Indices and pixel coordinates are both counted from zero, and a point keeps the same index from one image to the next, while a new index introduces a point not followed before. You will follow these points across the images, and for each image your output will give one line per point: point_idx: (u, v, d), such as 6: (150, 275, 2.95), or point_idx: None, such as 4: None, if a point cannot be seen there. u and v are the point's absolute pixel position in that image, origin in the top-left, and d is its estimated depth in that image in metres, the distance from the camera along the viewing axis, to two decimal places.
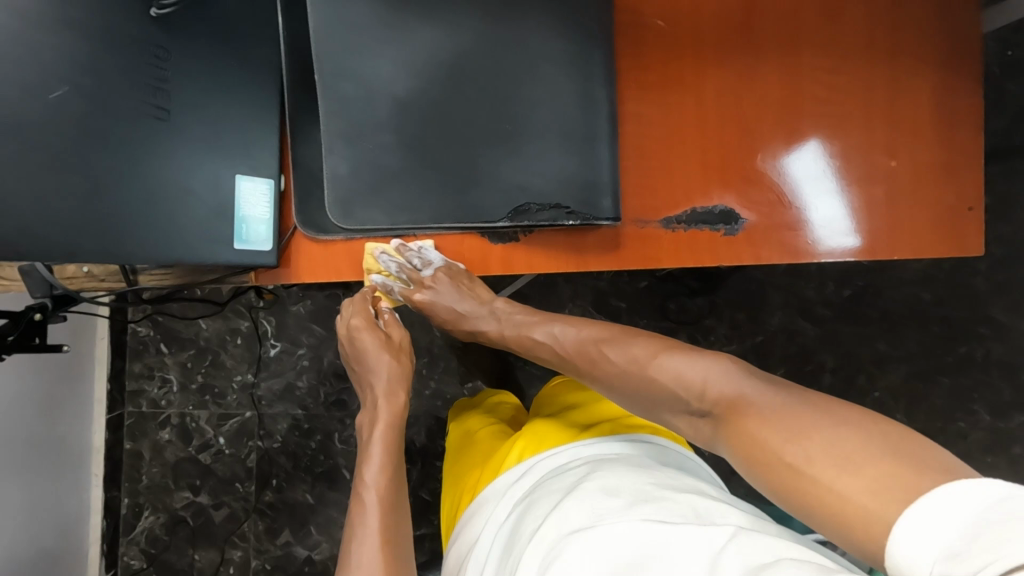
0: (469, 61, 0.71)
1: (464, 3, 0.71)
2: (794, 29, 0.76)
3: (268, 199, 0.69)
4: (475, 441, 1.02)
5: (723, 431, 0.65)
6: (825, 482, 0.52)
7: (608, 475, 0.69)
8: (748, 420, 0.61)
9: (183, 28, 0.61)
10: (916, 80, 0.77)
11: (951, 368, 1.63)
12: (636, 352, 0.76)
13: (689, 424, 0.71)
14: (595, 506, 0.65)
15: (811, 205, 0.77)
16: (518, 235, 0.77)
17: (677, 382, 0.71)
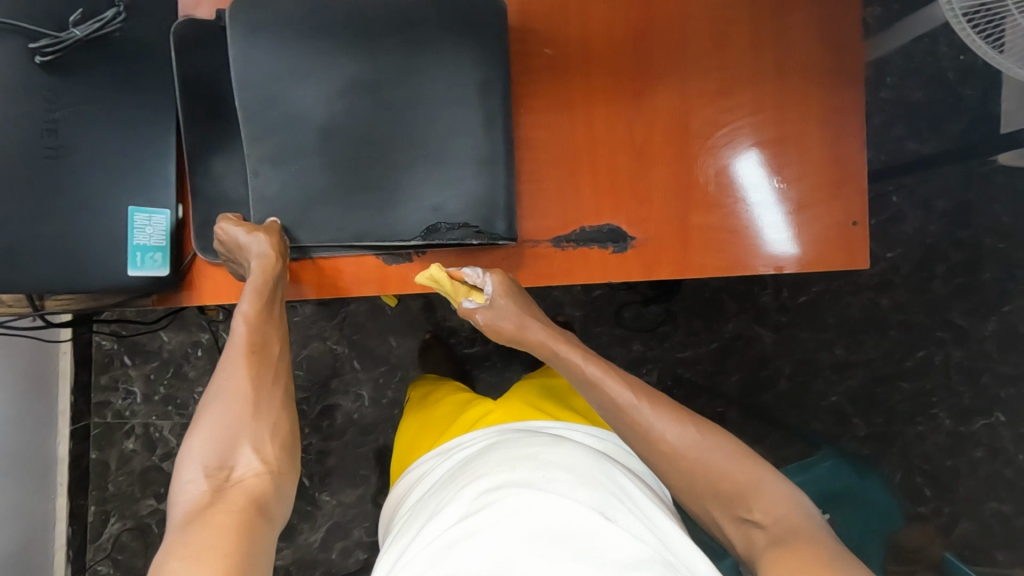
0: (384, 89, 0.75)
1: (374, 33, 0.74)
2: (682, 52, 0.78)
3: (166, 229, 0.70)
4: (436, 402, 1.06)
5: (766, 555, 0.63)
6: None
7: (565, 451, 0.74)
8: (802, 554, 0.60)
9: (71, 71, 0.66)
10: (810, 99, 0.78)
11: (910, 372, 1.63)
12: (711, 441, 0.72)
13: (738, 529, 0.69)
14: (547, 473, 0.70)
15: (757, 212, 0.79)
16: (412, 255, 0.79)
17: (746, 489, 0.69)
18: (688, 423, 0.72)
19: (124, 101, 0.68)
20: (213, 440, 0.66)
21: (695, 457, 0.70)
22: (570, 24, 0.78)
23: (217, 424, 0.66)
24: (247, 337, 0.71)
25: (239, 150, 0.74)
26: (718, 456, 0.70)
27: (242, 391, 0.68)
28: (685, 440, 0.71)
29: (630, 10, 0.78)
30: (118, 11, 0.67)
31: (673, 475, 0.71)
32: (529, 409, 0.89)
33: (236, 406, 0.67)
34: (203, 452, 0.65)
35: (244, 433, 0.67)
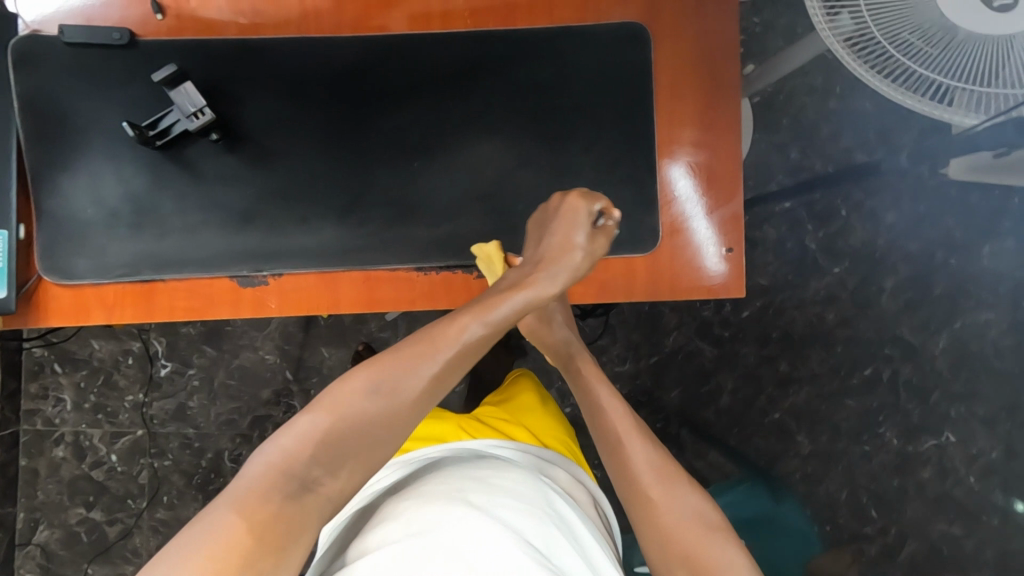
0: (331, 140, 0.76)
1: (325, 84, 0.76)
2: (557, 69, 0.76)
3: (4, 249, 0.69)
4: None
5: None
6: None
7: (523, 482, 0.65)
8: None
9: None
10: (684, 118, 0.76)
11: (856, 390, 1.58)
12: (694, 507, 0.69)
13: None
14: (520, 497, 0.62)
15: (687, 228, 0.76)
16: (268, 277, 0.75)
17: (715, 561, 0.65)
18: (687, 488, 0.70)
19: None
20: (335, 431, 0.56)
21: (675, 517, 0.68)
22: (435, 43, 0.75)
23: (354, 413, 0.57)
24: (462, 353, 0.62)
25: (84, 169, 0.72)
26: (698, 526, 0.67)
27: (408, 396, 0.59)
28: (671, 501, 0.69)
29: (499, 27, 0.76)
30: None
31: (647, 526, 0.68)
32: (475, 422, 0.82)
33: (382, 415, 0.58)
34: (310, 445, 0.55)
35: (354, 453, 0.56)
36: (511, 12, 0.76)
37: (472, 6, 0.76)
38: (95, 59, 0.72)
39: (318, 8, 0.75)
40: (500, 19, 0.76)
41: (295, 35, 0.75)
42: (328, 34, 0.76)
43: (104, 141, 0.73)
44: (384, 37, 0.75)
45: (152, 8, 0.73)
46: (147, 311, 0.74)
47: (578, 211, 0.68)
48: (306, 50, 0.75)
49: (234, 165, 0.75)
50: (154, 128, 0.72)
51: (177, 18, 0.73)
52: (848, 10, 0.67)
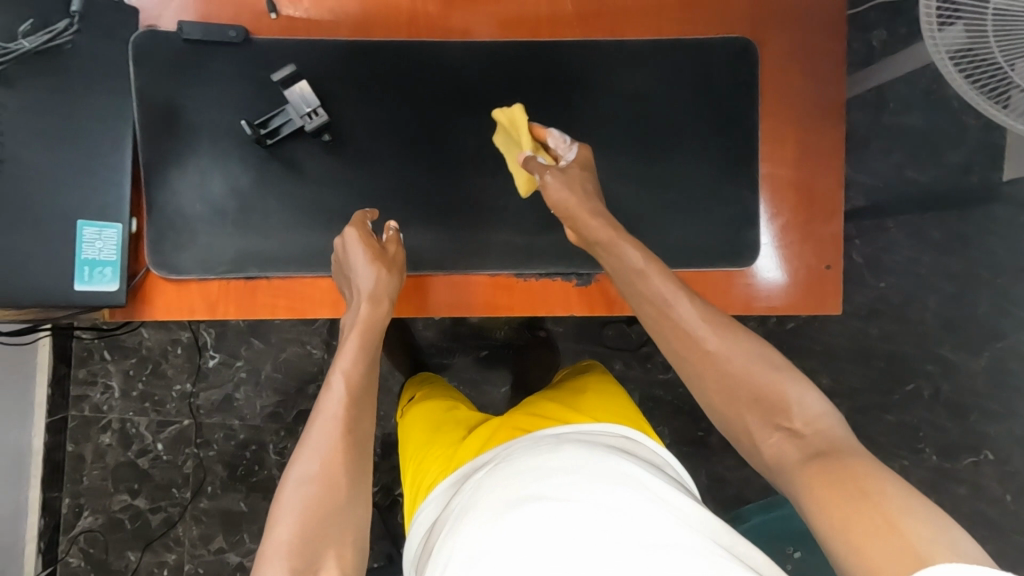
0: (417, 137, 0.75)
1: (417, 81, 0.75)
2: (663, 79, 0.76)
3: (117, 243, 0.69)
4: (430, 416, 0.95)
5: (807, 468, 0.56)
6: (886, 516, 0.49)
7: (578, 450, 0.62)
8: (856, 472, 0.53)
9: (25, 82, 0.63)
10: (787, 134, 0.76)
11: (896, 406, 1.51)
12: (755, 350, 0.65)
13: (776, 443, 0.61)
14: (570, 466, 0.59)
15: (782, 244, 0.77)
16: None
17: (788, 396, 0.62)
18: (741, 335, 0.66)
19: (76, 114, 0.66)
20: (301, 538, 0.58)
21: (737, 364, 0.64)
22: (544, 52, 0.76)
23: (303, 512, 0.59)
24: (346, 405, 0.66)
25: (193, 166, 0.72)
26: (760, 366, 0.64)
27: (328, 472, 0.61)
28: (728, 348, 0.65)
29: (603, 37, 0.76)
30: (72, 23, 0.65)
31: (711, 382, 0.65)
32: (536, 417, 0.81)
33: (325, 496, 0.60)
34: (288, 547, 0.57)
35: (321, 527, 0.59)
36: (620, 22, 0.76)
37: (579, 15, 0.76)
38: (210, 56, 0.72)
39: (426, 13, 0.75)
40: (608, 29, 0.76)
41: (401, 37, 0.75)
42: (438, 39, 0.75)
43: (216, 139, 0.73)
44: (472, 41, 0.75)
45: (267, 8, 0.73)
46: (249, 308, 0.74)
47: (352, 240, 0.69)
48: (398, 50, 0.75)
49: (339, 165, 0.74)
50: (264, 129, 0.72)
51: (290, 19, 0.74)
52: (964, 21, 0.66)
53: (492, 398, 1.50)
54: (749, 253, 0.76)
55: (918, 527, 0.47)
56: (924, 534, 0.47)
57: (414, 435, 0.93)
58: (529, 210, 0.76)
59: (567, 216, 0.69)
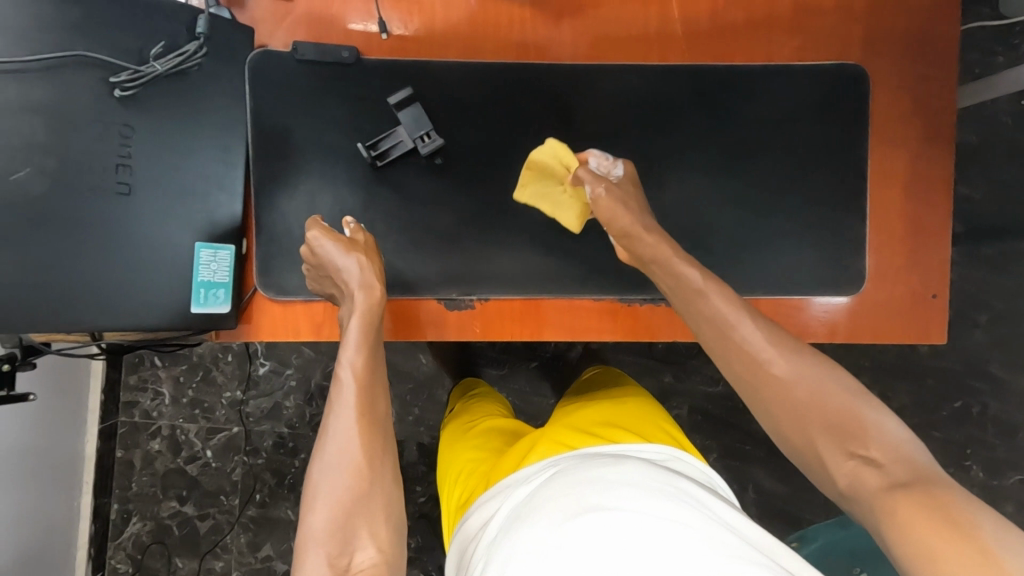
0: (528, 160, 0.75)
1: (529, 103, 0.74)
2: (773, 105, 0.76)
3: (230, 265, 0.68)
4: (472, 434, 0.92)
5: (886, 500, 0.53)
6: (981, 555, 0.45)
7: (641, 468, 0.59)
8: (944, 506, 0.49)
9: (151, 104, 0.62)
10: (895, 161, 0.76)
11: (945, 422, 1.45)
12: (828, 370, 0.60)
13: (851, 470, 0.56)
14: (625, 477, 0.57)
15: (886, 271, 0.76)
16: (474, 302, 0.75)
17: (863, 422, 0.57)
18: (808, 354, 0.62)
19: (196, 136, 0.65)
20: (337, 519, 0.64)
21: (805, 389, 0.60)
22: (655, 74, 0.75)
23: (337, 496, 0.65)
24: (357, 394, 0.69)
25: (303, 187, 0.72)
26: (833, 386, 0.59)
27: (351, 463, 0.66)
28: (797, 369, 0.61)
29: (715, 62, 0.76)
30: (199, 44, 0.64)
31: (778, 404, 0.60)
32: (574, 429, 0.77)
33: (353, 481, 0.65)
34: (325, 535, 0.62)
35: (353, 514, 0.64)
36: (730, 45, 0.75)
37: (690, 37, 0.75)
38: (321, 76, 0.71)
39: (535, 33, 0.75)
40: (719, 51, 0.76)
41: (511, 58, 0.74)
42: (549, 59, 0.75)
43: (327, 160, 0.72)
44: (598, 65, 0.75)
45: (376, 27, 0.72)
46: None
47: (323, 242, 0.67)
48: (512, 72, 0.74)
49: (446, 187, 0.74)
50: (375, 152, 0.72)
51: (401, 38, 0.73)
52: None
53: (541, 410, 1.46)
54: (856, 281, 0.76)
55: (1021, 567, 0.44)
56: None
57: (466, 451, 0.89)
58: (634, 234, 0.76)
59: (622, 236, 0.67)
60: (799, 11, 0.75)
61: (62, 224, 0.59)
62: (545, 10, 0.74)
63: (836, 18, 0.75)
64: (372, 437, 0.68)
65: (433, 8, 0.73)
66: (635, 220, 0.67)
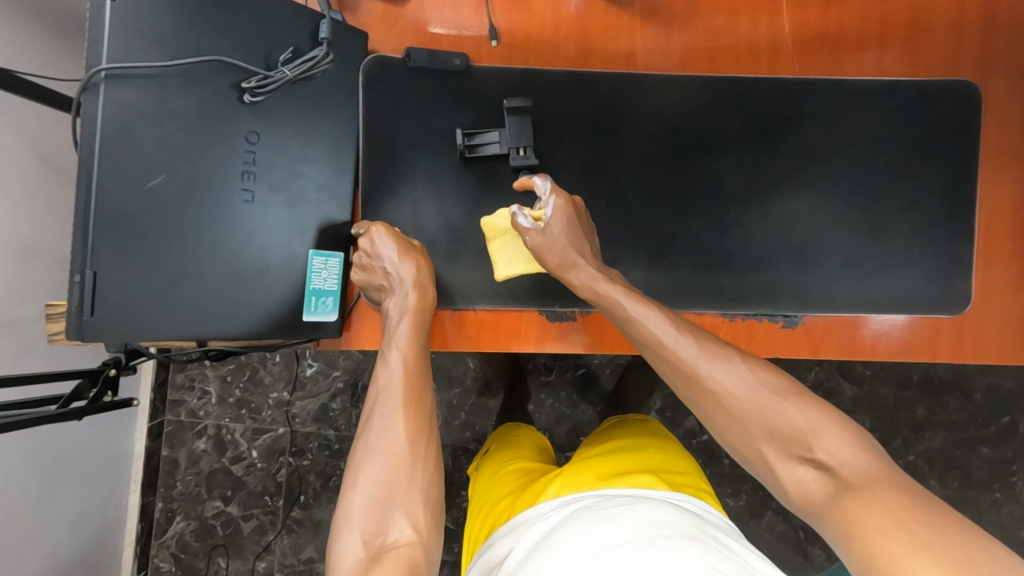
0: (631, 174, 0.75)
1: (636, 115, 0.74)
2: (876, 123, 0.76)
3: (338, 273, 0.67)
4: (505, 465, 0.93)
5: (834, 503, 0.53)
6: (912, 550, 0.46)
7: (661, 511, 0.64)
8: (885, 506, 0.49)
9: (275, 111, 0.62)
10: (1001, 178, 0.75)
11: (993, 439, 1.43)
12: (763, 378, 0.61)
13: (796, 473, 0.57)
14: (649, 518, 0.62)
15: (994, 291, 0.75)
16: (574, 314, 0.73)
17: (801, 424, 0.58)
18: (738, 362, 0.62)
19: (315, 143, 0.65)
20: (374, 503, 0.58)
21: (740, 396, 0.60)
22: (761, 89, 0.75)
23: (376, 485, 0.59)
24: (405, 381, 0.64)
25: (409, 194, 0.71)
26: (775, 396, 0.60)
27: (391, 449, 0.61)
28: (731, 380, 0.61)
29: (826, 76, 0.75)
30: (323, 50, 0.63)
31: (717, 415, 0.61)
32: (598, 466, 0.79)
33: (395, 468, 0.60)
34: (362, 517, 0.57)
35: (397, 501, 0.58)
36: (839, 60, 0.75)
37: (798, 51, 0.75)
38: (433, 83, 0.71)
39: (641, 43, 0.74)
40: (828, 64, 0.75)
41: (617, 68, 0.74)
42: (656, 70, 0.75)
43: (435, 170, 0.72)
44: (710, 79, 0.75)
45: (487, 35, 0.72)
46: (453, 340, 0.73)
47: (380, 239, 0.65)
48: (620, 83, 0.74)
49: None
50: (469, 143, 0.70)
51: (509, 45, 0.73)
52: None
53: (587, 419, 1.43)
54: (961, 300, 0.75)
55: (953, 562, 0.44)
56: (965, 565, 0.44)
57: (493, 486, 0.89)
58: (735, 248, 0.75)
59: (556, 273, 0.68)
60: (915, 25, 0.74)
61: (192, 229, 0.58)
62: (654, 20, 0.74)
63: (951, 34, 0.74)
64: (417, 426, 0.63)
65: (542, 17, 0.73)
66: (574, 254, 0.67)
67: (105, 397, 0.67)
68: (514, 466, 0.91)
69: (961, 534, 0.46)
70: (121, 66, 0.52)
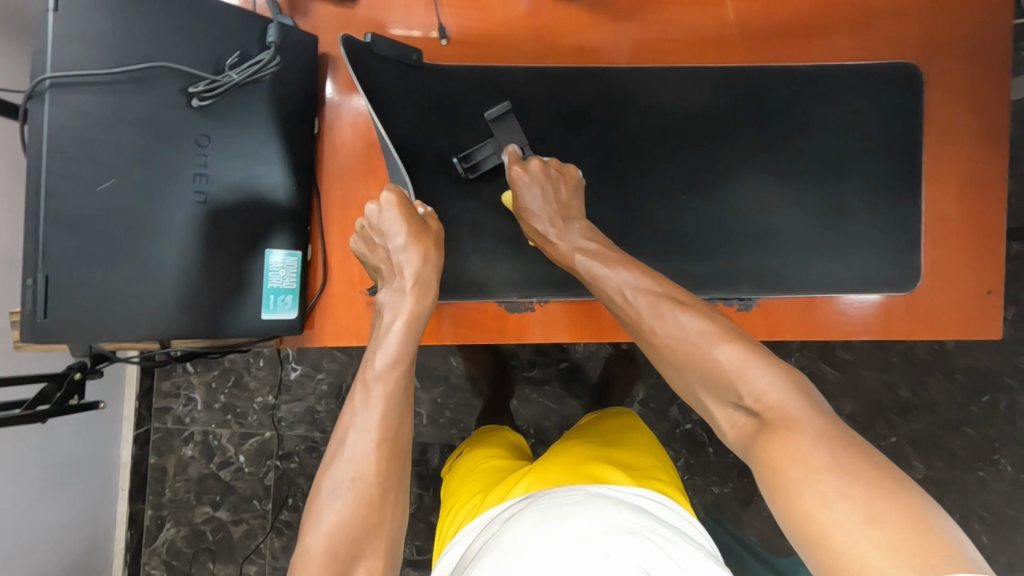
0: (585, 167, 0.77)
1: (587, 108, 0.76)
2: (823, 107, 0.77)
3: (297, 271, 0.69)
4: (482, 460, 0.95)
5: (761, 446, 0.57)
6: (827, 505, 0.49)
7: (606, 510, 0.66)
8: (802, 449, 0.54)
9: (225, 113, 0.63)
10: (950, 153, 0.76)
11: (975, 419, 1.43)
12: (703, 327, 0.65)
13: (734, 419, 0.62)
14: (592, 519, 0.64)
15: (941, 270, 0.76)
16: (534, 305, 0.75)
17: (729, 371, 0.62)
18: (682, 312, 0.66)
19: (270, 144, 0.66)
20: (333, 544, 0.62)
21: (684, 349, 0.65)
22: (709, 79, 0.76)
23: (340, 521, 0.62)
24: (385, 410, 0.67)
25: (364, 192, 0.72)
26: (714, 345, 0.64)
27: (359, 483, 0.64)
28: (677, 333, 0.66)
29: (773, 63, 0.77)
30: (271, 53, 0.64)
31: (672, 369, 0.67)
32: (568, 461, 0.81)
33: (361, 509, 0.63)
34: (324, 559, 0.61)
35: (361, 546, 0.62)
36: (786, 47, 0.76)
37: (745, 38, 0.76)
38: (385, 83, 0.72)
39: (590, 36, 0.75)
40: (777, 54, 0.76)
41: (566, 63, 0.76)
42: (607, 64, 0.76)
43: (392, 168, 0.73)
44: (658, 70, 0.76)
45: (438, 34, 0.74)
46: None
47: (392, 214, 0.67)
48: (570, 77, 0.76)
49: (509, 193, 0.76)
50: (466, 165, 0.75)
51: (460, 44, 0.75)
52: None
53: (573, 412, 1.44)
54: (911, 278, 0.76)
55: (847, 490, 0.50)
56: (875, 522, 0.47)
57: (469, 482, 0.90)
58: (689, 236, 0.77)
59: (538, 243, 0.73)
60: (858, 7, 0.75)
61: (145, 232, 0.59)
62: (602, 12, 0.75)
63: (895, 15, 0.75)
64: (390, 462, 0.65)
65: (491, 13, 0.74)
66: (553, 225, 0.72)
67: (72, 401, 0.68)
68: (491, 460, 0.93)
69: (876, 485, 0.49)
70: (67, 74, 0.54)
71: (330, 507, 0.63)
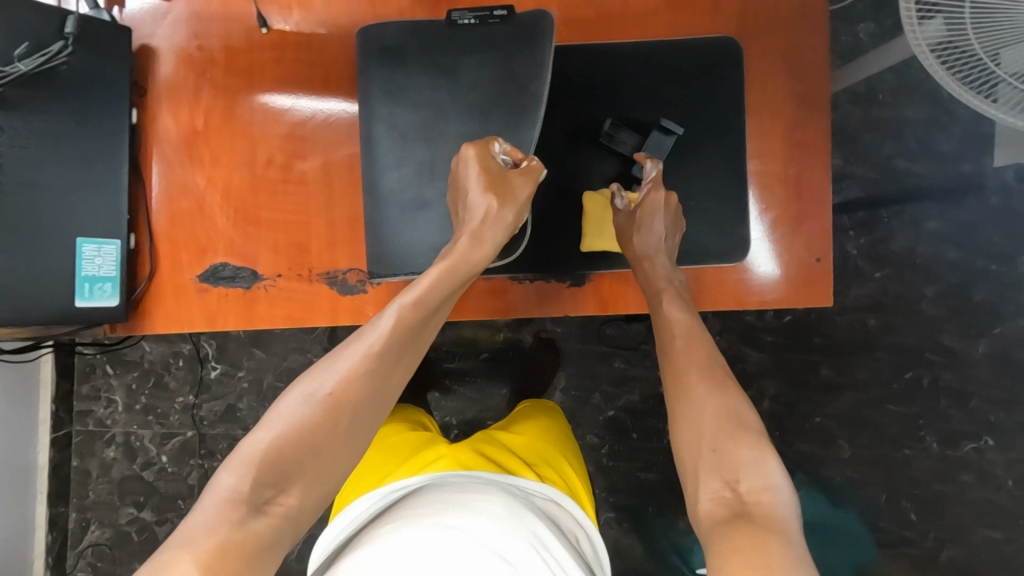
0: None
1: None
2: (647, 80, 0.78)
3: (116, 259, 0.70)
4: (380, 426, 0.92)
5: (730, 525, 0.56)
6: None
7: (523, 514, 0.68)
8: (771, 545, 0.53)
9: (22, 104, 0.64)
10: (772, 122, 0.77)
11: (899, 396, 1.28)
12: (732, 410, 0.66)
13: (716, 497, 0.61)
14: (512, 521, 0.66)
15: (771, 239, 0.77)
16: (366, 286, 0.75)
17: (742, 461, 0.62)
18: (725, 389, 0.68)
19: (77, 134, 0.67)
20: (275, 448, 0.57)
21: (709, 419, 0.65)
22: None
23: (294, 428, 0.58)
24: (388, 340, 0.64)
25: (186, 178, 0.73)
26: (733, 430, 0.64)
27: (332, 397, 0.60)
28: (708, 404, 0.66)
29: (594, 41, 0.78)
30: (66, 44, 0.66)
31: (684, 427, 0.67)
32: (484, 446, 0.81)
33: (321, 422, 0.59)
34: (265, 460, 0.56)
35: (304, 461, 0.57)
36: (605, 24, 0.77)
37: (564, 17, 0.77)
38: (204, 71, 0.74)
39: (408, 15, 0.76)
40: (597, 32, 0.78)
41: None
42: None
43: (216, 154, 0.74)
44: None
45: (257, 23, 0.74)
46: (247, 319, 0.75)
47: (467, 161, 0.67)
48: None
49: None
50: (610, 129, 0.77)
51: (281, 32, 0.75)
52: (944, 13, 0.59)
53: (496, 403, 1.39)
54: (741, 249, 0.77)
55: None
56: None
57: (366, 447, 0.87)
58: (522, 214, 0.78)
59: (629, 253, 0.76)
60: None
61: None
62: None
63: None
64: (371, 400, 0.62)
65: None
66: (651, 249, 0.74)
67: None
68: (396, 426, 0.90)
69: None
70: None
71: (292, 409, 0.59)
